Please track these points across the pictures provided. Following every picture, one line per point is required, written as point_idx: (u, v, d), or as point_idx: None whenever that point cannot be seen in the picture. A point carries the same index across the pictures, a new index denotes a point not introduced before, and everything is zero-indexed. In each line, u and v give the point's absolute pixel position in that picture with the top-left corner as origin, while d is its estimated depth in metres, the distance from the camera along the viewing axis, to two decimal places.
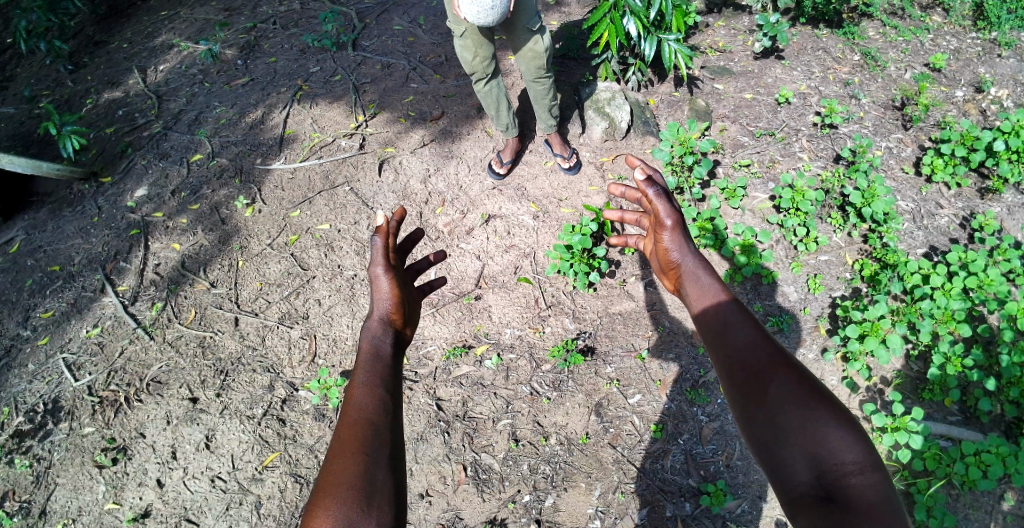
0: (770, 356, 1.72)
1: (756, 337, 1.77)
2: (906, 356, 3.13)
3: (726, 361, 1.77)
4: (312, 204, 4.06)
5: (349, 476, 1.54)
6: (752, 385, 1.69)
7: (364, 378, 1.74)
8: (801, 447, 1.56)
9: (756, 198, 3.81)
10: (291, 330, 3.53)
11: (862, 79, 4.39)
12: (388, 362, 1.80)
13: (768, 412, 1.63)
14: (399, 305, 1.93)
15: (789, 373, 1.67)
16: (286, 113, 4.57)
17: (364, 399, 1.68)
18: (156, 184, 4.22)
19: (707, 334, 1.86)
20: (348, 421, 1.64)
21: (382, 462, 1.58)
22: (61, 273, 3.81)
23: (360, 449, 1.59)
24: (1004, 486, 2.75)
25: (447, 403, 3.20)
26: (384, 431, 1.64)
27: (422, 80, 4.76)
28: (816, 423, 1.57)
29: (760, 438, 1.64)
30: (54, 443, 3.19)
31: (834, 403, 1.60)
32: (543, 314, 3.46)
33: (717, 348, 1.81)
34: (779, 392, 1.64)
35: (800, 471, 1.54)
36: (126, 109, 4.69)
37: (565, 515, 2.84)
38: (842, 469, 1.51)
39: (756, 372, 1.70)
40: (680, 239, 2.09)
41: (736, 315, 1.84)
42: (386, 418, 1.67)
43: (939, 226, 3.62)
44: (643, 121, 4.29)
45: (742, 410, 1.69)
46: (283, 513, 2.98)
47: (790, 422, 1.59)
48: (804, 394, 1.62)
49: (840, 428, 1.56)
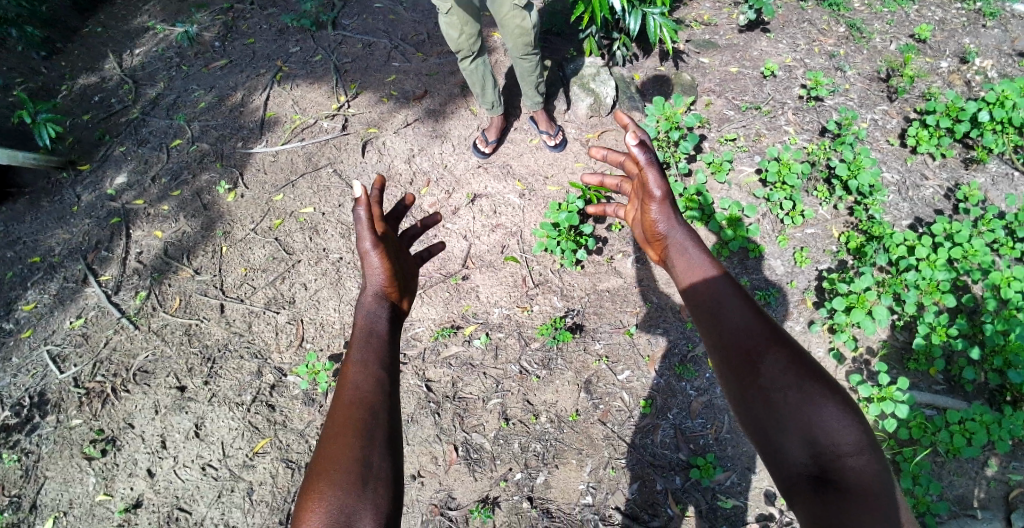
0: (765, 337, 1.71)
1: (751, 316, 1.77)
2: (891, 326, 3.15)
3: (719, 340, 1.76)
4: (295, 188, 4.00)
5: (346, 460, 1.52)
6: (747, 365, 1.68)
7: (359, 357, 1.72)
8: (796, 429, 1.56)
9: (743, 172, 3.81)
10: (277, 316, 3.50)
11: (847, 51, 4.37)
12: (384, 340, 1.79)
13: (763, 395, 1.63)
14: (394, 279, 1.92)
15: (785, 353, 1.67)
16: (267, 96, 4.48)
17: (360, 381, 1.67)
18: (135, 171, 4.14)
19: (700, 311, 1.86)
20: (344, 403, 1.63)
21: (379, 442, 1.57)
22: (42, 264, 3.73)
23: (357, 432, 1.57)
24: (988, 453, 2.79)
25: (436, 384, 3.19)
26: (381, 413, 1.62)
27: (404, 58, 4.68)
28: (811, 405, 1.57)
29: (754, 421, 1.63)
30: (42, 436, 3.15)
31: (829, 384, 1.61)
32: (530, 293, 3.45)
33: (710, 326, 1.81)
34: (775, 375, 1.64)
35: (796, 452, 1.55)
36: (102, 95, 4.57)
37: (556, 491, 2.86)
38: (837, 451, 1.52)
39: (750, 354, 1.69)
40: (668, 211, 2.09)
41: (729, 291, 1.84)
42: (385, 398, 1.65)
43: (924, 197, 3.63)
44: (628, 96, 4.26)
45: (736, 391, 1.69)
46: (275, 499, 2.96)
47: (786, 405, 1.59)
48: (799, 377, 1.62)
49: (834, 410, 1.56)
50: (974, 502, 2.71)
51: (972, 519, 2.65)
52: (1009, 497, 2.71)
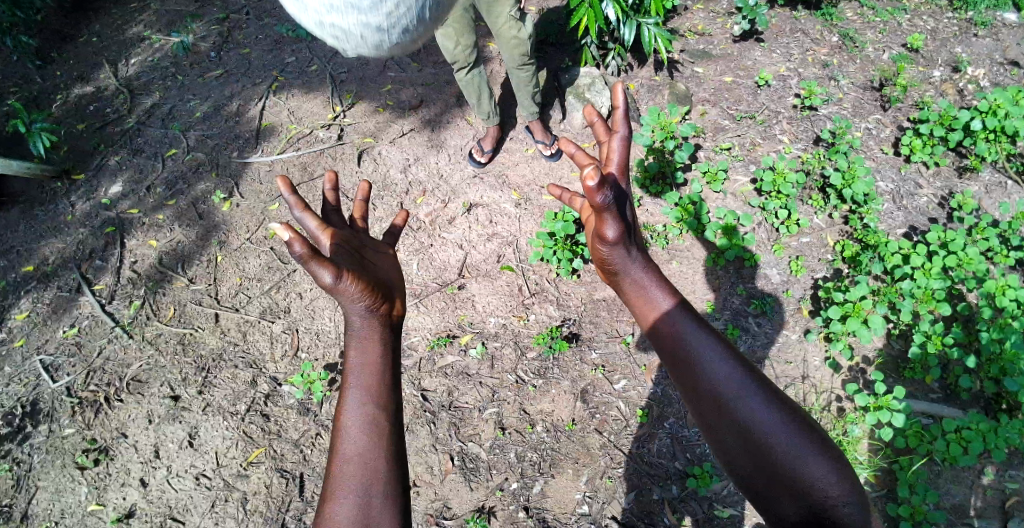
0: (746, 383, 1.62)
1: (729, 359, 1.66)
2: (887, 335, 3.16)
3: (696, 388, 1.64)
4: (290, 197, 4.01)
5: (346, 515, 1.51)
6: (729, 416, 1.58)
7: (354, 400, 1.64)
8: (779, 476, 1.49)
9: (737, 181, 3.82)
10: (272, 325, 3.48)
11: (840, 61, 4.40)
12: (379, 375, 1.67)
13: (748, 446, 1.54)
14: (376, 297, 1.67)
15: (767, 400, 1.59)
16: (263, 106, 4.49)
17: (354, 434, 1.61)
18: (130, 180, 4.13)
19: (671, 357, 1.71)
20: (343, 453, 1.59)
21: (380, 497, 1.54)
22: (36, 274, 3.72)
23: (358, 485, 1.55)
24: (984, 462, 2.79)
25: (432, 393, 3.18)
26: (380, 465, 1.58)
27: (400, 69, 4.72)
28: (797, 453, 1.50)
29: (742, 474, 1.55)
30: (34, 446, 3.13)
31: (812, 430, 1.55)
32: (526, 302, 3.44)
33: (684, 373, 1.68)
34: (760, 424, 1.55)
35: (784, 502, 1.47)
36: (96, 105, 4.56)
37: (552, 500, 2.85)
38: (824, 494, 1.45)
39: (732, 401, 1.59)
40: (622, 250, 1.76)
41: (700, 332, 1.71)
42: (385, 448, 1.61)
43: (918, 206, 3.65)
44: (623, 106, 4.29)
45: (716, 441, 1.60)
46: (270, 509, 2.94)
47: (775, 456, 1.51)
48: (784, 423, 1.55)
49: (820, 457, 1.50)
50: (970, 511, 2.70)
51: None
52: (1006, 505, 2.70)
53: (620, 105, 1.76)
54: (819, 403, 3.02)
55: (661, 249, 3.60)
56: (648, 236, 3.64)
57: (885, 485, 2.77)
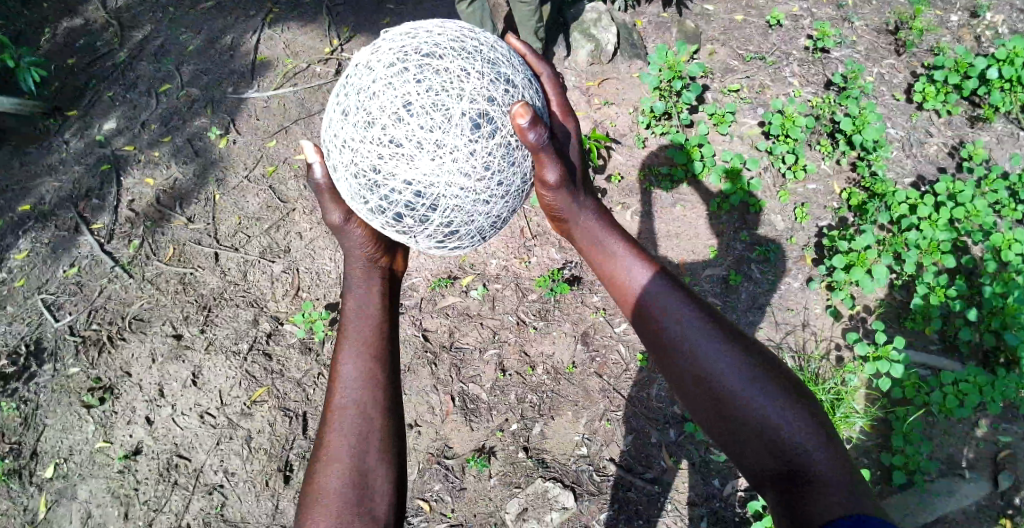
0: (718, 344, 1.52)
1: (701, 325, 1.57)
2: (889, 286, 3.16)
3: (669, 358, 1.57)
4: (288, 134, 3.89)
5: (345, 452, 1.50)
6: (701, 382, 1.49)
7: (351, 348, 1.68)
8: (749, 429, 1.40)
9: (745, 124, 3.72)
10: (271, 265, 3.45)
11: (857, 1, 4.22)
12: (377, 325, 1.76)
13: (724, 411, 1.44)
14: (378, 246, 1.95)
15: (734, 355, 1.50)
16: (257, 38, 4.29)
17: (351, 386, 1.60)
18: (125, 116, 4.00)
19: (646, 334, 1.64)
20: (339, 401, 1.58)
21: (378, 439, 1.53)
22: (33, 213, 3.64)
23: (355, 427, 1.54)
24: (979, 414, 2.85)
25: (433, 334, 3.18)
26: (376, 416, 1.57)
27: (399, 1, 4.52)
28: (774, 412, 1.40)
29: (721, 441, 1.45)
30: (39, 384, 3.14)
31: (787, 388, 1.45)
32: (528, 244, 3.41)
33: (658, 345, 1.60)
34: (734, 388, 1.45)
35: (754, 455, 1.39)
36: (87, 39, 4.36)
37: (552, 442, 2.90)
38: (793, 445, 1.35)
39: (704, 365, 1.50)
40: (566, 194, 1.90)
41: (664, 289, 1.66)
42: (383, 394, 1.61)
43: (927, 154, 3.59)
44: (631, 43, 4.13)
45: (687, 401, 1.53)
46: (273, 448, 2.99)
47: (744, 414, 1.41)
48: (760, 382, 1.45)
49: (796, 415, 1.40)
50: (962, 461, 2.77)
51: (961, 480, 2.72)
52: (998, 457, 2.78)
53: (542, 72, 2.04)
54: (819, 350, 3.05)
55: (664, 194, 3.54)
56: (652, 179, 3.58)
57: (879, 434, 2.82)
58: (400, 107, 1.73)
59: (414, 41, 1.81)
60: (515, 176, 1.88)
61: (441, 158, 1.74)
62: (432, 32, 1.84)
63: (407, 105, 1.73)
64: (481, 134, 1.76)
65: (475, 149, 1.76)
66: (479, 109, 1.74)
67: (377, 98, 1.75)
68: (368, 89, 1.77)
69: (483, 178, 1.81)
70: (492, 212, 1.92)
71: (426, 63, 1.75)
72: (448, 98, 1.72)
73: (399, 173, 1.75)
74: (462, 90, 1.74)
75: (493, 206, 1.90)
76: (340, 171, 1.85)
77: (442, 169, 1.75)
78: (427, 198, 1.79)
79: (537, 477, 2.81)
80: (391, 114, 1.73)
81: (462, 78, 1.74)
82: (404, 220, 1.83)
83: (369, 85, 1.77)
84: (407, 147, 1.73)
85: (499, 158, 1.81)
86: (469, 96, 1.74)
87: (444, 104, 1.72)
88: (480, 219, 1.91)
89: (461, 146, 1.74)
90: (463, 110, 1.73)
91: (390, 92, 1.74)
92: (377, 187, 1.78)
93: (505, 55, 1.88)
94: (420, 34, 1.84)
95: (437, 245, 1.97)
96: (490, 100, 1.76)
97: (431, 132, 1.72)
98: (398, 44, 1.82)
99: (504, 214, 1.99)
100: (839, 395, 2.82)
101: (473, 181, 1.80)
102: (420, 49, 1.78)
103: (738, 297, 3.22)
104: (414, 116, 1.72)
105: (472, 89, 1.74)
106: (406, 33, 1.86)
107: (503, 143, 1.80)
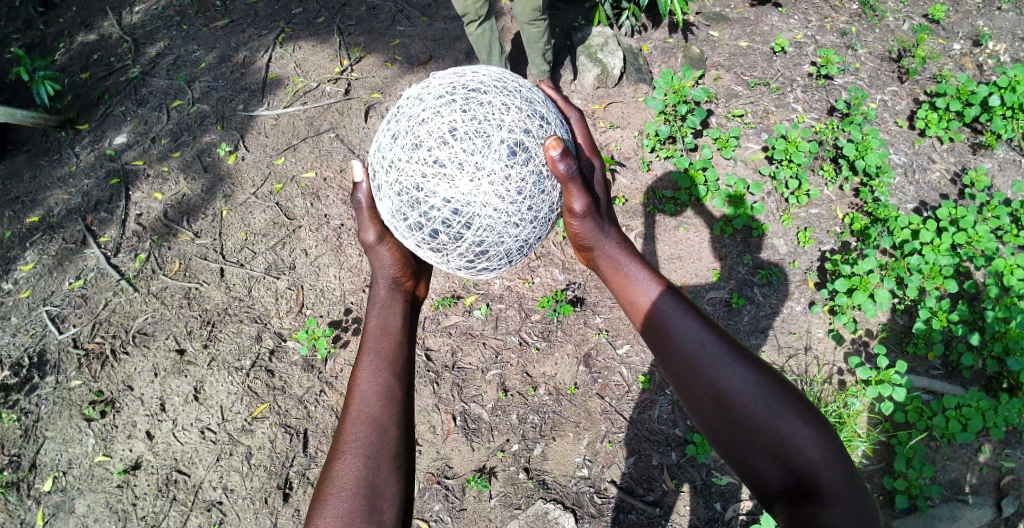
0: (722, 350, 1.52)
1: (707, 329, 1.58)
2: (892, 310, 3.16)
3: (672, 361, 1.57)
4: (296, 152, 3.94)
5: (358, 461, 1.46)
6: (704, 385, 1.49)
7: (370, 362, 1.67)
8: (762, 445, 1.39)
9: (749, 149, 3.76)
10: (276, 281, 3.47)
11: (860, 29, 4.28)
12: (397, 342, 1.75)
13: (726, 415, 1.45)
14: (405, 270, 1.99)
15: (745, 368, 1.48)
16: (269, 57, 4.38)
17: (369, 396, 1.59)
18: (135, 131, 4.06)
19: (650, 337, 1.66)
20: (355, 413, 1.56)
21: (391, 452, 1.50)
22: (41, 224, 3.70)
23: (368, 439, 1.50)
24: (982, 440, 2.83)
25: (436, 353, 3.20)
26: (391, 427, 1.54)
27: (409, 23, 4.60)
28: (778, 418, 1.40)
29: (722, 442, 1.46)
30: (40, 396, 3.15)
31: (795, 393, 1.44)
32: (532, 265, 3.43)
33: (661, 348, 1.61)
34: (738, 393, 1.45)
35: (767, 471, 1.39)
36: (101, 54, 4.45)
37: (552, 463, 2.89)
38: (807, 462, 1.36)
39: (708, 371, 1.50)
40: (591, 223, 1.88)
41: (676, 306, 1.65)
42: (399, 409, 1.59)
43: (930, 181, 3.60)
44: (636, 68, 4.19)
45: (698, 414, 1.51)
46: (273, 464, 2.98)
47: (757, 429, 1.40)
48: (764, 387, 1.45)
49: (801, 421, 1.39)
50: (966, 487, 2.75)
51: (964, 504, 2.69)
52: (1002, 483, 2.75)
53: (571, 115, 2.15)
54: (821, 374, 3.04)
55: (668, 216, 3.57)
56: (656, 202, 3.61)
57: (882, 458, 2.80)
58: (445, 131, 1.83)
59: (461, 78, 1.94)
60: (545, 203, 1.94)
61: (479, 180, 1.82)
62: (477, 72, 1.98)
63: (452, 130, 1.83)
64: (516, 161, 1.85)
65: (511, 174, 1.85)
66: (517, 139, 1.85)
67: (425, 124, 1.86)
68: (417, 116, 1.88)
69: (516, 201, 1.88)
70: (522, 237, 1.97)
71: (471, 96, 1.88)
72: (489, 126, 1.83)
73: (439, 191, 1.83)
74: (503, 121, 1.85)
75: (523, 230, 1.95)
76: (383, 190, 1.92)
77: (479, 190, 1.83)
78: (462, 217, 1.85)
79: (537, 499, 2.80)
80: (436, 137, 1.83)
81: (503, 110, 1.86)
82: (439, 238, 1.88)
83: (418, 113, 1.89)
84: (449, 167, 1.82)
85: (532, 184, 1.89)
86: (508, 126, 1.85)
87: (485, 132, 1.83)
88: (510, 242, 1.96)
89: (498, 170, 1.83)
90: (502, 137, 1.83)
91: (437, 118, 1.85)
92: (417, 204, 1.85)
93: (541, 97, 2.02)
94: (466, 73, 1.98)
95: (466, 267, 2.01)
96: (527, 132, 1.87)
97: (472, 155, 1.82)
98: (447, 81, 1.95)
99: (533, 240, 2.03)
100: (841, 418, 2.82)
101: (507, 203, 1.87)
102: (467, 85, 1.92)
103: (740, 319, 3.22)
104: (458, 140, 1.82)
105: (511, 121, 1.86)
106: (454, 72, 2.00)
107: (537, 171, 1.89)
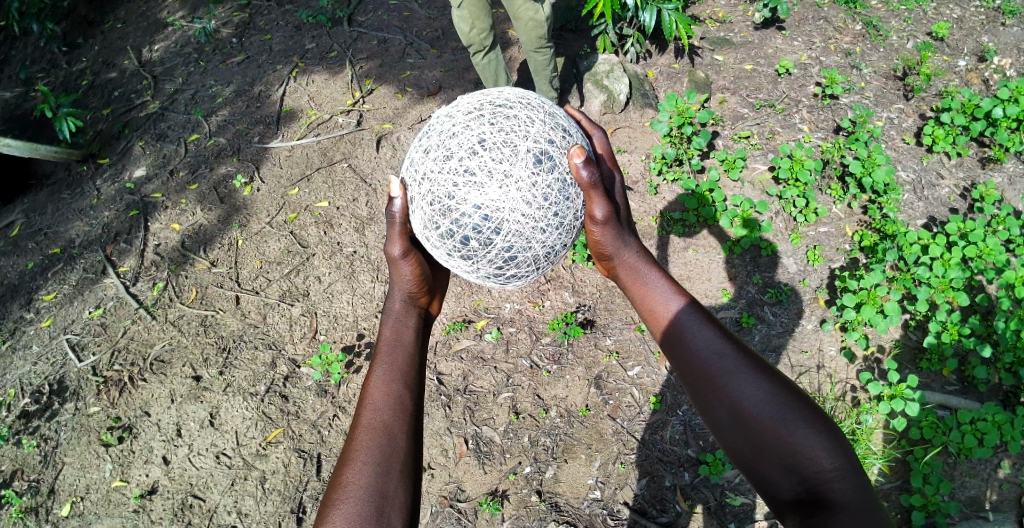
0: (737, 359, 1.54)
1: (723, 338, 1.59)
2: (904, 326, 3.13)
3: (687, 369, 1.60)
4: (310, 182, 4.03)
5: (368, 468, 1.48)
6: (720, 395, 1.50)
7: (381, 372, 1.70)
8: (776, 456, 1.39)
9: (756, 170, 3.79)
10: (291, 308, 3.53)
11: (864, 48, 4.33)
12: (410, 355, 1.78)
13: (738, 423, 1.46)
14: (421, 287, 1.99)
15: (758, 377, 1.50)
16: (284, 91, 4.53)
17: (381, 404, 1.62)
18: (155, 163, 4.21)
19: (668, 347, 1.68)
20: (366, 421, 1.58)
21: (400, 462, 1.51)
22: (62, 255, 3.84)
23: (378, 447, 1.53)
24: (1002, 454, 2.77)
25: (447, 377, 3.22)
26: (399, 436, 1.56)
27: (419, 55, 4.74)
28: (791, 430, 1.40)
29: (733, 450, 1.47)
30: (60, 423, 3.22)
31: (811, 406, 1.44)
32: (542, 288, 3.46)
33: (678, 358, 1.63)
34: (750, 401, 1.46)
35: (781, 481, 1.38)
36: (121, 90, 4.66)
37: (565, 485, 2.87)
38: (821, 475, 1.35)
39: (721, 379, 1.52)
40: (613, 232, 1.92)
41: (695, 319, 1.67)
42: (408, 420, 1.61)
43: (939, 196, 3.59)
44: (642, 93, 4.27)
45: (714, 422, 1.52)
46: (287, 488, 2.99)
47: (770, 436, 1.41)
48: (776, 397, 1.45)
49: (813, 431, 1.39)
50: (985, 504, 2.69)
51: (984, 521, 2.64)
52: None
53: (594, 132, 2.17)
54: (834, 392, 3.00)
55: (677, 237, 3.59)
56: (665, 224, 3.63)
57: (899, 476, 2.76)
58: (474, 143, 1.90)
59: (488, 96, 2.02)
60: (571, 210, 1.98)
61: (507, 187, 1.87)
62: (502, 91, 2.05)
63: (481, 141, 1.90)
64: (542, 169, 1.90)
65: (538, 181, 1.90)
66: (542, 148, 1.91)
67: (456, 137, 1.93)
68: (447, 131, 1.96)
69: (544, 207, 1.92)
70: (548, 243, 2.00)
71: (498, 111, 1.95)
72: (516, 137, 1.90)
73: (469, 198, 1.88)
74: (529, 132, 1.92)
75: (550, 237, 1.98)
76: (416, 201, 1.98)
77: (508, 196, 1.88)
78: (492, 223, 1.90)
79: (549, 521, 2.78)
80: (466, 148, 1.90)
81: (528, 123, 1.93)
82: (469, 245, 1.94)
83: (448, 127, 1.96)
84: (479, 175, 1.88)
85: (557, 191, 1.93)
86: (533, 136, 1.91)
87: (512, 142, 1.89)
88: (537, 248, 1.99)
89: (525, 178, 1.88)
90: (528, 147, 1.89)
91: (466, 132, 1.92)
92: (449, 212, 1.91)
93: (563, 113, 2.08)
94: (492, 92, 2.05)
95: (495, 275, 2.05)
96: (552, 142, 1.93)
97: (500, 164, 1.88)
98: (475, 98, 2.03)
99: (559, 248, 2.06)
100: (855, 435, 2.79)
101: (534, 209, 1.91)
102: (493, 101, 1.99)
103: (752, 338, 3.21)
104: (486, 150, 1.89)
105: (536, 132, 1.92)
106: (481, 91, 2.07)
107: (561, 179, 1.93)
